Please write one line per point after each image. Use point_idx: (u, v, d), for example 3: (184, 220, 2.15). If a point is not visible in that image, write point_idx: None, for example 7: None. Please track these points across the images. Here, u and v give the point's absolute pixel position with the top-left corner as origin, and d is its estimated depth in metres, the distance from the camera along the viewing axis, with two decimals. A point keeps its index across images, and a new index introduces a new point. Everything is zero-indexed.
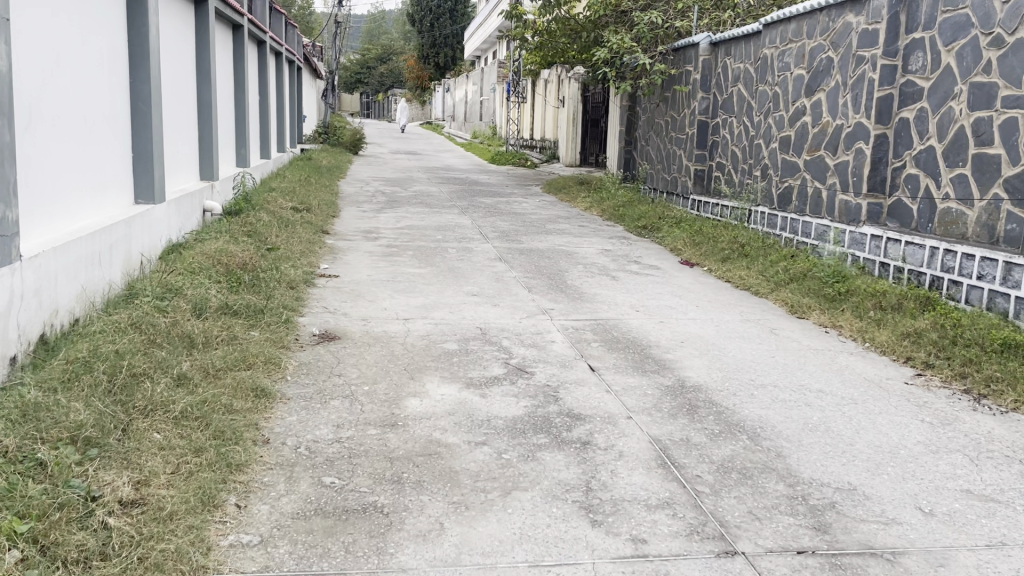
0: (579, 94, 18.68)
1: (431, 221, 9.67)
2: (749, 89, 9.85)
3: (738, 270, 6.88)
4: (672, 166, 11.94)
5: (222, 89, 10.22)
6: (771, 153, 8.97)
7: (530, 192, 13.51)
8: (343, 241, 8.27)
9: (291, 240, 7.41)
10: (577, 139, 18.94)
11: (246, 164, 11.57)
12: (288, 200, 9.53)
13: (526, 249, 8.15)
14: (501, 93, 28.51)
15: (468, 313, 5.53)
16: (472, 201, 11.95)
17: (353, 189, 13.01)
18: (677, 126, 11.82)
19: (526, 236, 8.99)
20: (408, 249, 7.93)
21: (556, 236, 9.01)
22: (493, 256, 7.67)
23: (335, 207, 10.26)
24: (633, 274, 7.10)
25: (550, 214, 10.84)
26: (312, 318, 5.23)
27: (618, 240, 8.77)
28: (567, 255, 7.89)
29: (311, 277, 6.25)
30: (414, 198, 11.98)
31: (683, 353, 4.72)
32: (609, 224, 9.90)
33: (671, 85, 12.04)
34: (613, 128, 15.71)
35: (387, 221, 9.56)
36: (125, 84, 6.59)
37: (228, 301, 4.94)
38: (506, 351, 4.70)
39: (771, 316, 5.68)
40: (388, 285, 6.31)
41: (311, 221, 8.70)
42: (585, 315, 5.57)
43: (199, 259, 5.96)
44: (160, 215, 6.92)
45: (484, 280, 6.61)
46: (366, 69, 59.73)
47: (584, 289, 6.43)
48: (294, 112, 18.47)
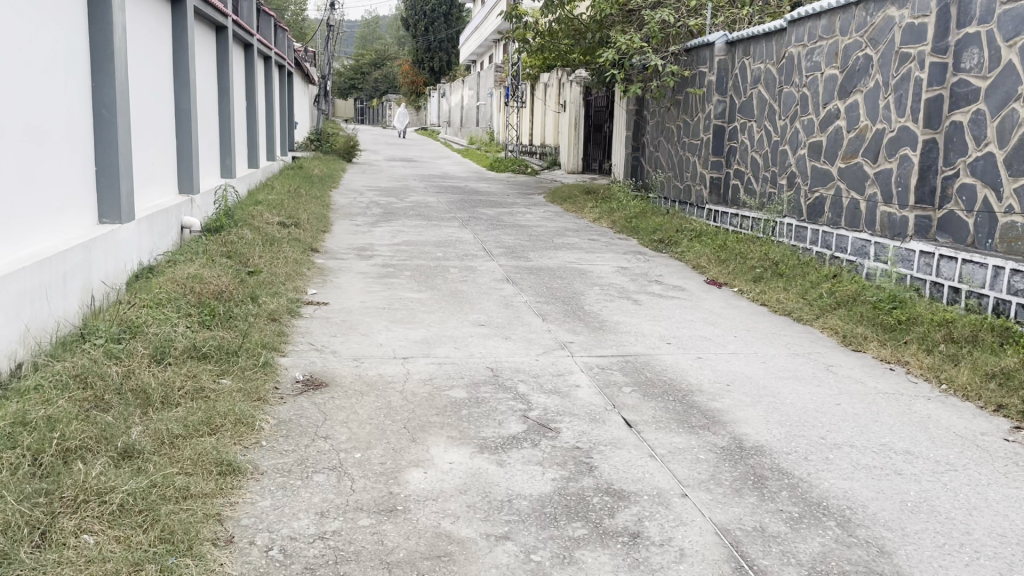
0: (581, 98, 18.13)
1: (429, 236, 8.95)
2: (772, 91, 9.18)
3: (774, 292, 6.18)
4: (685, 174, 11.27)
5: (204, 95, 9.50)
6: (800, 160, 8.29)
7: (533, 201, 12.80)
8: (334, 260, 7.54)
9: (276, 261, 6.68)
10: (579, 144, 18.28)
11: (232, 175, 10.87)
12: (275, 215, 8.81)
13: (535, 267, 7.44)
14: (498, 98, 27.85)
15: (476, 349, 4.81)
16: (472, 212, 11.24)
17: (346, 200, 12.29)
18: (691, 132, 11.15)
19: (533, 251, 8.27)
20: (406, 269, 7.22)
21: (566, 251, 8.30)
22: (500, 276, 6.96)
23: (326, 221, 9.55)
24: (655, 296, 6.39)
25: (557, 226, 10.14)
26: (295, 358, 4.51)
27: (634, 256, 8.05)
28: (580, 274, 7.18)
29: (296, 307, 5.53)
30: (411, 210, 11.27)
31: (732, 401, 4.00)
32: (621, 238, 9.19)
33: (684, 88, 11.36)
34: (618, 134, 15.04)
35: (382, 237, 8.85)
36: (86, 91, 5.85)
37: (196, 343, 4.21)
38: (524, 401, 3.98)
39: (822, 349, 4.98)
40: (383, 313, 5.60)
41: (299, 238, 7.98)
42: (610, 349, 4.85)
43: (169, 288, 5.24)
44: (129, 235, 6.20)
45: (492, 306, 5.90)
46: (360, 75, 59.09)
47: (604, 315, 5.72)
48: (285, 119, 17.77)
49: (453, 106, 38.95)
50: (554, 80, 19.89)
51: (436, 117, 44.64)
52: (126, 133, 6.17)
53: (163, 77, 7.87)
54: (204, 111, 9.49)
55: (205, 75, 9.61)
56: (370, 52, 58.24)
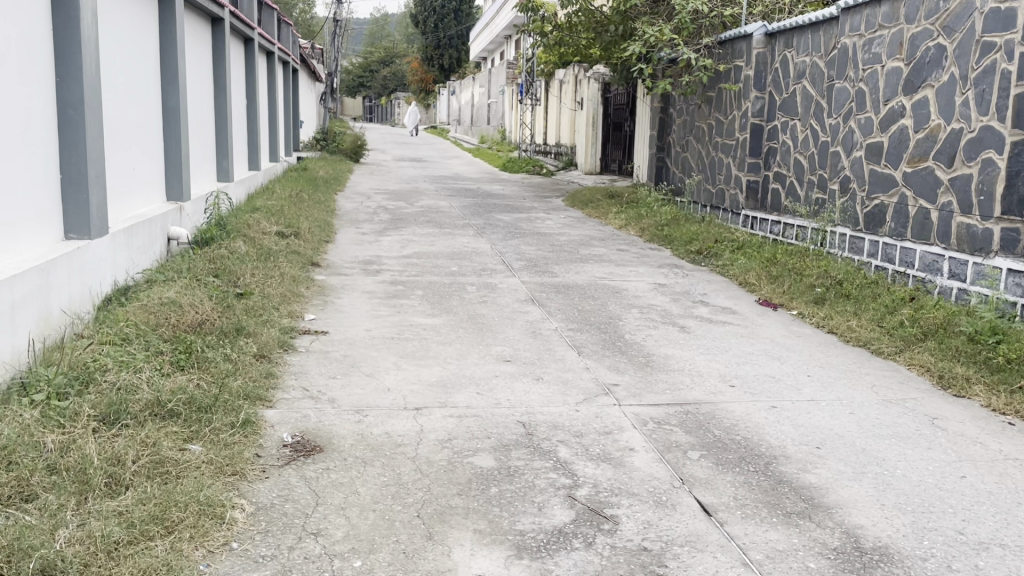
0: (600, 95, 17.34)
1: (443, 247, 8.16)
2: (820, 86, 8.36)
3: (842, 318, 5.37)
4: (718, 177, 10.46)
5: (197, 93, 8.71)
6: (855, 163, 7.47)
7: (551, 205, 11.99)
8: (336, 275, 6.76)
9: (270, 280, 5.89)
10: (598, 143, 17.47)
11: (230, 178, 10.14)
12: (272, 224, 8.03)
13: (561, 283, 6.64)
14: (510, 96, 27.05)
15: (502, 395, 4.00)
16: (487, 218, 10.44)
17: (352, 204, 11.51)
18: (724, 131, 10.33)
19: (557, 264, 7.47)
20: (417, 286, 6.42)
21: (594, 264, 7.49)
22: (524, 295, 6.16)
23: (329, 230, 8.76)
24: (703, 321, 5.57)
25: (580, 234, 9.33)
26: (284, 411, 3.70)
27: (671, 271, 7.23)
28: (613, 293, 6.36)
29: (289, 339, 4.74)
30: (422, 216, 10.48)
31: (829, 473, 3.18)
32: (653, 249, 8.37)
33: (716, 83, 10.55)
34: (640, 134, 14.22)
35: (390, 248, 8.05)
36: (49, 86, 5.05)
37: (160, 397, 3.40)
38: (568, 472, 3.18)
39: (916, 394, 4.16)
40: (392, 345, 4.80)
41: (298, 250, 7.18)
42: (664, 396, 4.04)
43: (138, 319, 4.44)
44: (101, 253, 5.41)
45: (518, 334, 5.09)
46: (369, 73, 58.41)
47: (649, 346, 4.90)
48: (290, 117, 17.02)
49: (464, 104, 38.18)
50: (570, 77, 19.09)
51: (445, 115, 43.87)
52: (99, 134, 5.42)
53: (148, 73, 7.14)
54: (198, 110, 8.76)
55: (199, 71, 8.88)
56: (379, 50, 57.49)
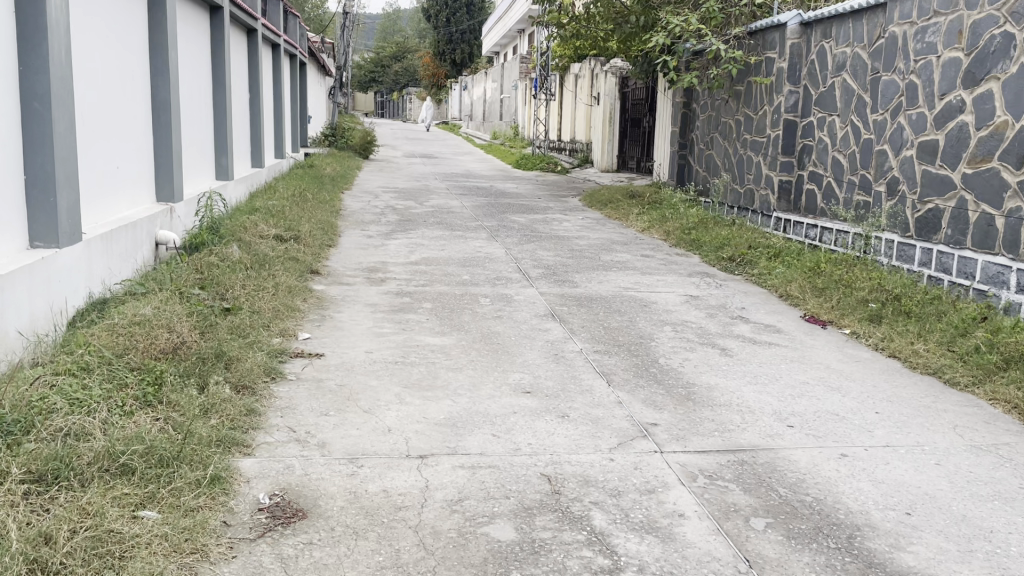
0: (617, 90, 16.74)
1: (454, 252, 7.57)
2: (863, 79, 7.74)
3: (904, 341, 4.76)
4: (747, 176, 9.84)
5: (192, 86, 8.15)
6: (904, 163, 6.85)
7: (568, 206, 11.38)
8: (337, 285, 6.19)
9: (262, 292, 5.32)
10: (615, 140, 16.86)
11: (229, 176, 9.61)
12: (271, 227, 7.46)
13: (584, 295, 6.03)
14: (523, 91, 26.47)
15: (523, 438, 3.40)
16: (501, 219, 9.83)
17: (359, 204, 10.94)
18: (754, 128, 9.71)
19: (578, 272, 6.87)
20: (425, 299, 5.82)
21: (618, 273, 6.88)
22: (544, 310, 5.55)
23: (331, 233, 8.17)
24: (746, 342, 4.95)
25: (601, 237, 8.71)
26: (264, 460, 3.12)
27: (702, 280, 6.63)
28: (642, 307, 5.75)
29: (278, 366, 4.15)
30: (432, 217, 9.90)
31: (930, 553, 2.58)
32: (681, 255, 7.74)
33: (745, 77, 9.92)
34: (661, 131, 13.60)
35: (397, 253, 7.46)
36: (11, 76, 4.46)
37: (112, 448, 2.82)
38: (607, 547, 2.58)
39: (1010, 438, 3.55)
40: (396, 371, 4.21)
41: (296, 257, 6.61)
42: (713, 441, 3.43)
43: (103, 342, 3.86)
44: (74, 263, 4.84)
45: (538, 357, 4.49)
46: (380, 68, 57.92)
47: (689, 374, 4.29)
48: (296, 113, 16.47)
49: (476, 100, 37.59)
50: (585, 71, 18.48)
51: (457, 111, 43.29)
52: (70, 129, 4.86)
53: (134, 63, 6.59)
54: (193, 105, 8.21)
55: (195, 63, 8.34)
56: (391, 44, 56.91)
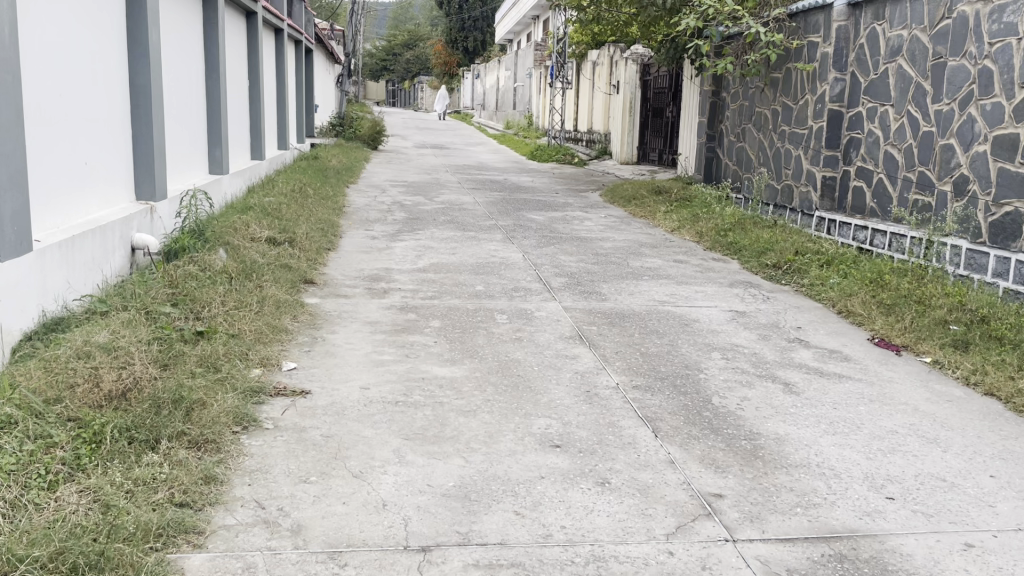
0: (638, 78, 16.03)
1: (467, 257, 6.83)
2: (924, 65, 6.93)
3: (1003, 375, 3.99)
4: (785, 171, 9.07)
5: (178, 73, 7.42)
6: (976, 160, 6.09)
7: (588, 202, 10.61)
8: (335, 297, 5.46)
9: (245, 310, 4.59)
10: (635, 131, 16.12)
11: (223, 170, 8.95)
12: (264, 228, 6.75)
13: (615, 311, 5.28)
14: (538, 79, 25.68)
15: (555, 518, 2.66)
16: (517, 218, 9.07)
17: (364, 199, 10.20)
18: (794, 119, 8.93)
19: (606, 281, 6.11)
20: (434, 315, 5.09)
21: (650, 282, 6.12)
22: (570, 330, 4.80)
23: (331, 234, 7.44)
24: (810, 373, 4.19)
25: (628, 239, 7.95)
26: (218, 556, 2.39)
27: (747, 292, 5.86)
28: (683, 326, 4.99)
29: (252, 410, 3.41)
30: (442, 214, 9.15)
31: None
32: (719, 261, 6.97)
33: (784, 63, 9.11)
34: (685, 121, 12.81)
35: (403, 258, 6.74)
36: None
37: (8, 556, 2.13)
38: None
39: None
40: (396, 415, 3.47)
41: (291, 263, 5.89)
42: (798, 523, 2.68)
43: (35, 384, 3.14)
44: (26, 276, 4.11)
45: (567, 396, 3.74)
46: (393, 56, 57.18)
47: (751, 421, 3.53)
48: (302, 102, 15.73)
49: (489, 88, 36.80)
50: (603, 58, 17.70)
51: (469, 99, 42.48)
52: (17, 120, 4.13)
53: (107, 46, 5.89)
54: (179, 93, 7.48)
55: (182, 47, 7.62)
56: (402, 32, 56.03)
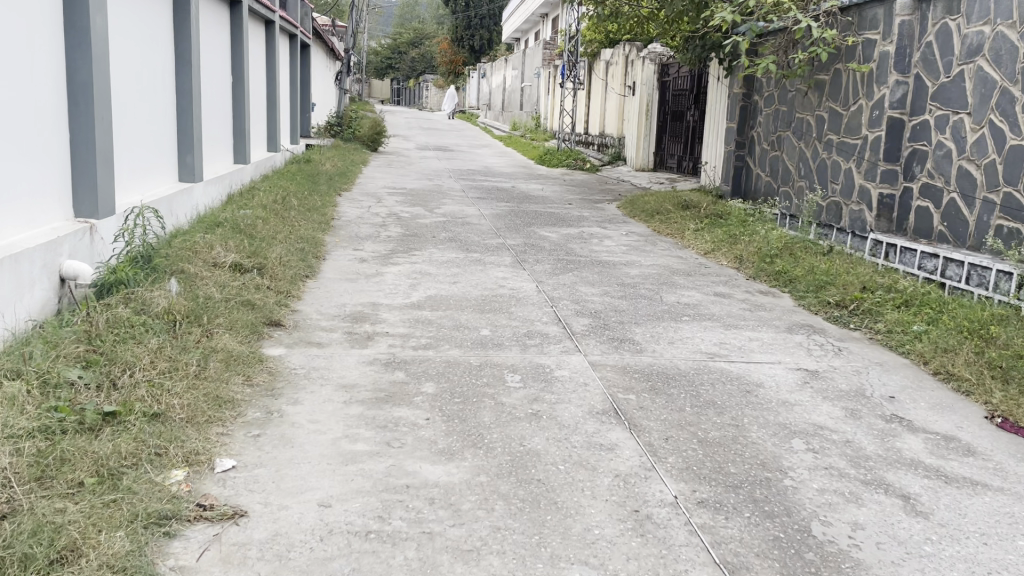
0: (656, 79, 14.96)
1: (471, 289, 5.76)
2: (1011, 67, 5.88)
3: None
4: (832, 185, 8.01)
5: (134, 68, 6.39)
6: None
7: (606, 216, 9.54)
8: (305, 344, 4.39)
9: (181, 375, 3.54)
10: (652, 135, 15.08)
11: (194, 177, 7.93)
12: (230, 252, 5.69)
13: (657, 370, 4.20)
14: (547, 78, 24.68)
15: None
16: (527, 235, 8.01)
17: (356, 210, 9.13)
18: (843, 127, 7.84)
19: (638, 323, 5.04)
20: (427, 375, 4.00)
21: (692, 325, 5.04)
22: (603, 400, 3.72)
23: (312, 255, 6.38)
24: (931, 478, 3.11)
25: (656, 264, 6.88)
26: None
27: (813, 342, 4.79)
28: (744, 394, 3.91)
29: (152, 555, 2.33)
30: (443, 230, 8.09)
31: None
32: (768, 296, 5.90)
33: (833, 63, 8.04)
34: (710, 126, 11.73)
35: (395, 289, 5.66)
36: None
37: None
38: None
39: None
40: (364, 561, 2.39)
41: (255, 299, 4.84)
42: None
43: None
44: None
45: (609, 522, 2.66)
46: (397, 54, 56.24)
47: (878, 572, 2.45)
48: (296, 99, 14.68)
49: (495, 88, 35.77)
50: (618, 57, 16.62)
51: (475, 99, 41.45)
52: None
53: (37, 32, 4.82)
54: (137, 92, 6.45)
55: (141, 39, 6.57)
56: (408, 30, 55.00)
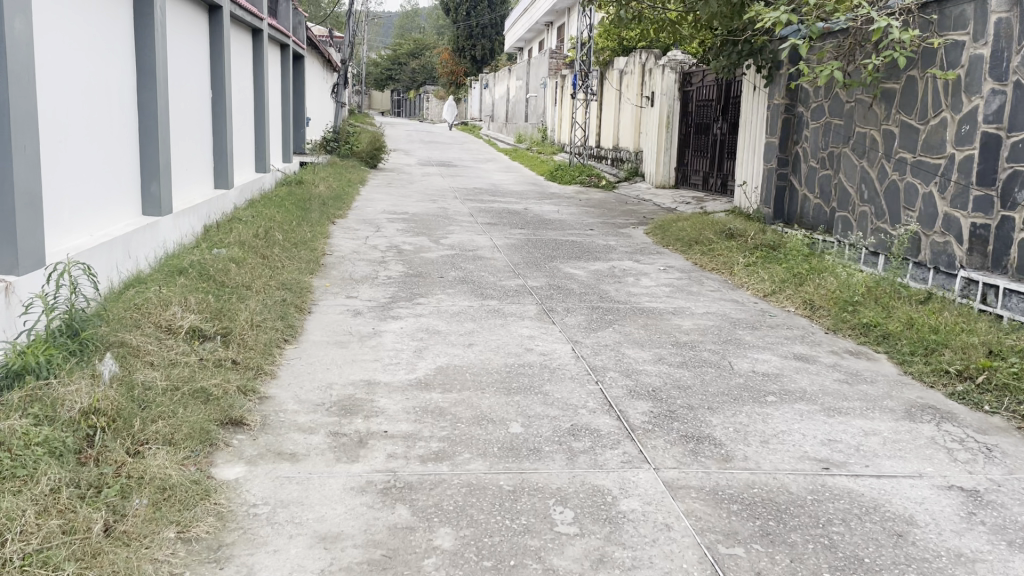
0: (677, 88, 13.80)
1: (491, 355, 4.59)
2: None
3: None
4: (907, 212, 6.86)
5: (71, 88, 5.28)
6: None
7: (637, 245, 8.40)
8: (274, 455, 3.24)
9: (84, 542, 2.40)
10: (673, 150, 14.03)
11: (161, 209, 6.82)
12: (189, 313, 4.56)
13: (759, 493, 3.03)
14: (553, 88, 23.63)
15: None
16: (551, 273, 6.86)
17: (351, 242, 7.99)
18: (921, 145, 6.69)
19: (712, 408, 3.88)
20: (443, 514, 2.82)
21: (783, 411, 3.87)
22: (702, 561, 2.56)
23: (294, 309, 5.23)
24: None
25: (709, 311, 5.73)
26: None
27: (949, 439, 3.63)
28: (895, 541, 2.74)
29: None
30: (452, 267, 6.94)
31: None
32: (861, 360, 4.74)
33: (905, 70, 6.91)
34: (744, 142, 10.60)
35: (396, 358, 4.49)
36: None
37: None
38: None
39: None
40: None
41: (210, 386, 3.67)
42: None
43: None
44: None
45: None
46: (397, 65, 55.23)
47: None
48: (289, 114, 13.57)
49: (498, 99, 34.70)
50: (634, 65, 15.48)
51: (477, 110, 40.34)
52: None
53: None
54: (74, 115, 5.34)
55: (81, 53, 5.46)
56: (407, 40, 53.97)
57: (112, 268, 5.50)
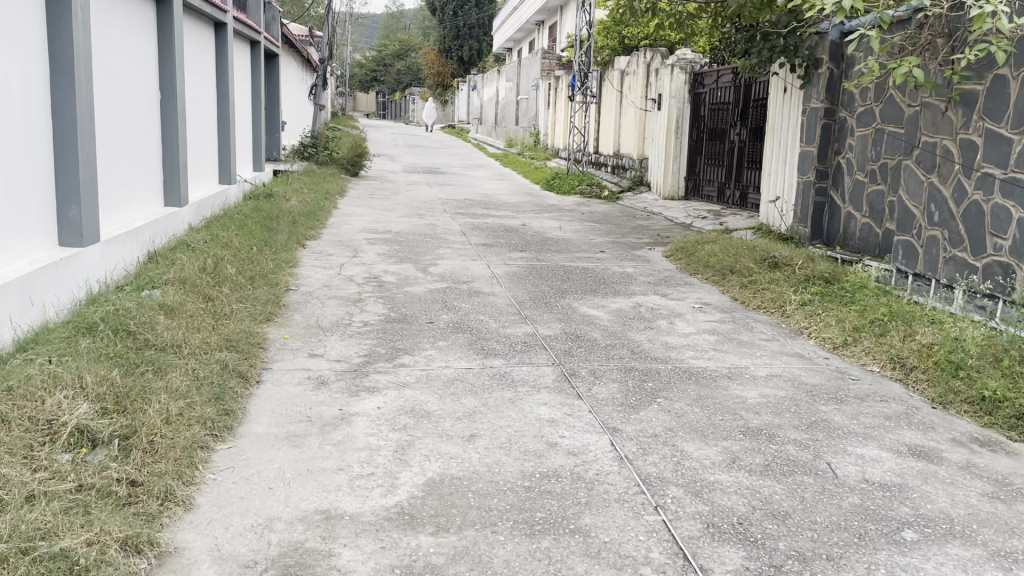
0: (688, 90, 12.58)
1: (501, 456, 3.31)
2: None
3: None
4: (995, 240, 5.61)
5: None
6: None
7: (660, 274, 7.16)
8: None
9: None
10: (683, 158, 12.82)
11: (84, 239, 5.52)
12: (81, 401, 3.27)
13: None
14: (546, 89, 22.45)
15: None
16: (565, 314, 5.60)
17: (322, 273, 6.71)
18: (1014, 159, 5.44)
19: (831, 557, 2.64)
20: None
21: (940, 566, 2.62)
22: None
23: (238, 382, 3.96)
24: None
25: (774, 374, 4.47)
26: None
27: None
28: None
29: None
30: (443, 308, 5.66)
31: None
32: (1001, 458, 3.50)
33: (994, 67, 5.67)
34: (773, 150, 9.39)
35: (368, 465, 3.21)
36: None
37: None
38: None
39: None
40: None
41: (80, 544, 2.40)
42: None
43: None
44: None
45: None
46: (382, 67, 53.85)
47: None
48: (260, 118, 12.26)
49: (486, 100, 33.44)
50: (637, 65, 14.22)
51: (465, 112, 39.04)
52: None
53: None
54: None
55: None
56: (392, 40, 52.55)
57: (1, 324, 4.15)
